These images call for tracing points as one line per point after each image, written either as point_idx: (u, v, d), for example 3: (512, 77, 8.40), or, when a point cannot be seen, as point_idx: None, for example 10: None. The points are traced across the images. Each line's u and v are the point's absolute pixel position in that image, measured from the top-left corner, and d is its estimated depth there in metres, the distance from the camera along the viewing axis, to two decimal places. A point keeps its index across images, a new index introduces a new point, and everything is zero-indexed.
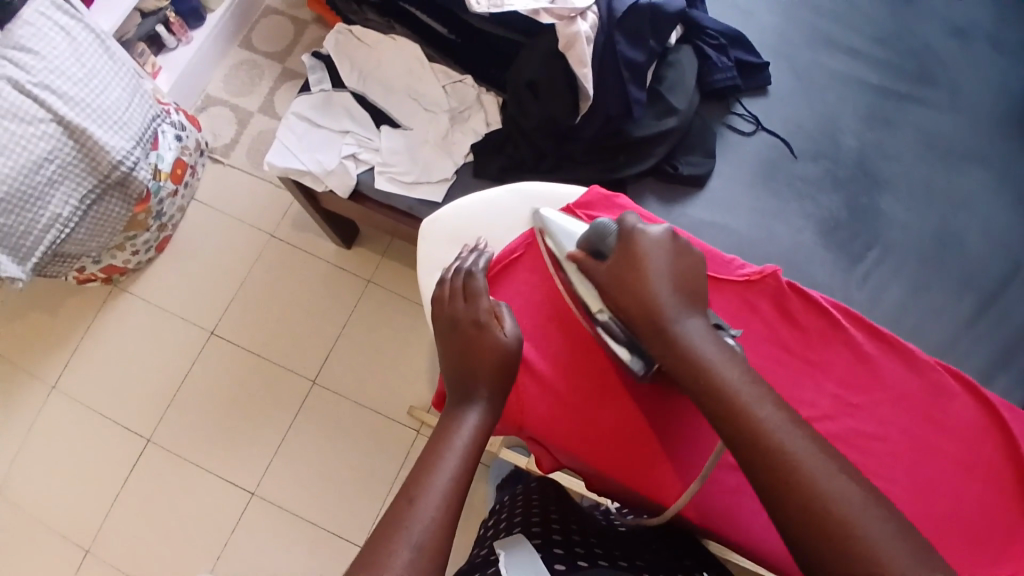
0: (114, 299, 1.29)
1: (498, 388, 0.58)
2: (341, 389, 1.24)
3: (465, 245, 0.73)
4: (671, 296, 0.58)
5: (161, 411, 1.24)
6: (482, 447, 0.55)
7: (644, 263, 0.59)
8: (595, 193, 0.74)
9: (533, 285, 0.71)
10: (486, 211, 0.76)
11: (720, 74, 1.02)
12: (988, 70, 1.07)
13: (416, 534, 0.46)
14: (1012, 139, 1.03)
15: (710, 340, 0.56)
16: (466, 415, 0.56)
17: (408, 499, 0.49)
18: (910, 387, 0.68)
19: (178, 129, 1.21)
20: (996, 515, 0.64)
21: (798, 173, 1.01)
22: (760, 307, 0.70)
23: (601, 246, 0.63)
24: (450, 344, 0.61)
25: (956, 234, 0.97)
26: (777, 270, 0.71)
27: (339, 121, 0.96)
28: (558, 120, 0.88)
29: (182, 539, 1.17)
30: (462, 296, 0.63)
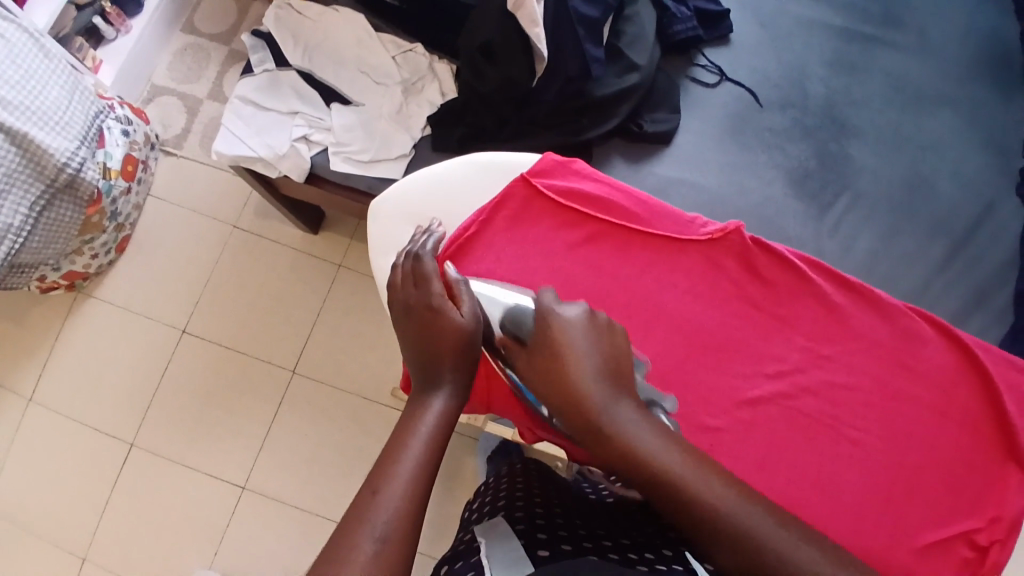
0: (80, 305, 1.26)
1: (461, 370, 0.56)
2: (322, 377, 1.22)
3: (418, 227, 0.71)
4: (600, 386, 0.51)
5: (141, 414, 1.21)
6: (448, 432, 0.53)
7: (565, 352, 0.52)
8: (550, 159, 0.72)
9: (495, 259, 0.69)
10: (442, 186, 0.73)
11: (681, 25, 0.99)
12: (950, 4, 1.04)
13: (378, 526, 0.45)
14: (977, 73, 1.00)
15: (649, 432, 0.49)
16: (430, 400, 0.54)
17: (371, 491, 0.48)
18: (880, 335, 0.67)
19: (125, 123, 1.16)
20: (971, 458, 0.64)
21: (765, 122, 0.99)
22: (726, 265, 0.68)
23: (520, 333, 0.57)
24: (407, 329, 0.59)
25: (926, 176, 0.96)
26: (741, 225, 0.69)
27: (287, 101, 0.92)
28: (517, 83, 0.83)
29: (175, 540, 1.17)
30: (413, 281, 0.61)
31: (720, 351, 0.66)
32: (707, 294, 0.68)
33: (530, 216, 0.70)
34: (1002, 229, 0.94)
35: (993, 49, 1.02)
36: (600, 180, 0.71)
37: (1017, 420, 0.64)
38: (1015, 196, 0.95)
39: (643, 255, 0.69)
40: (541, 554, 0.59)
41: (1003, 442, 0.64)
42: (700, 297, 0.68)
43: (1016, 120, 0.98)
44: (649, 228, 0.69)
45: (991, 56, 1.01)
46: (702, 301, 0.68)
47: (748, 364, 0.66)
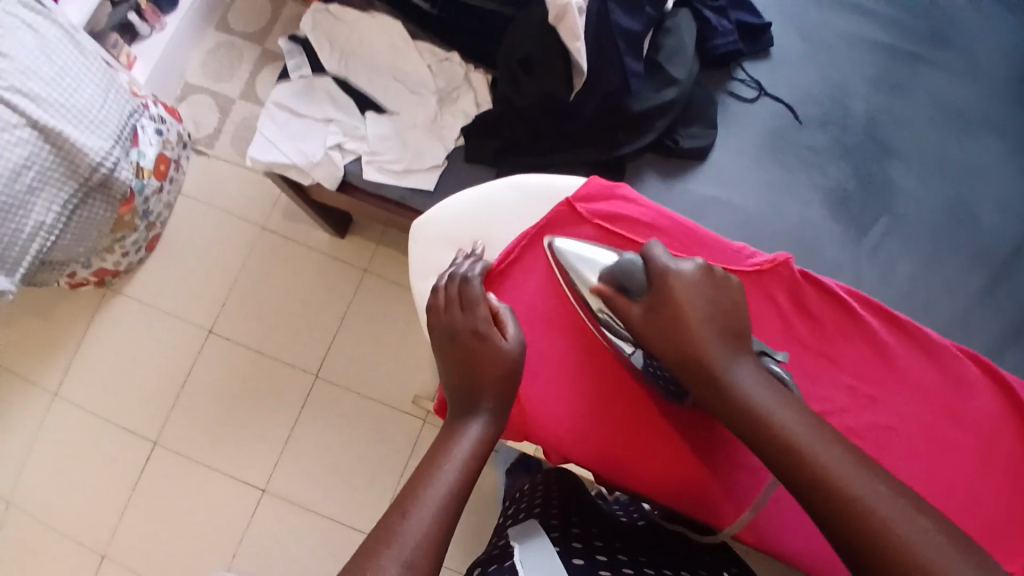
0: (108, 301, 1.26)
1: (501, 397, 0.55)
2: (345, 381, 1.22)
3: (460, 251, 0.70)
4: (719, 343, 0.55)
5: (165, 413, 1.22)
6: (483, 459, 0.52)
7: (684, 307, 0.56)
8: (595, 184, 0.70)
9: (533, 291, 0.68)
10: (482, 208, 0.72)
11: (722, 39, 0.97)
12: (1002, 22, 1.02)
13: (403, 550, 0.44)
14: (1021, 95, 0.99)
15: (769, 391, 0.53)
16: (468, 425, 0.53)
17: (401, 512, 0.47)
18: (929, 377, 0.65)
19: (158, 123, 1.16)
20: (1015, 506, 0.62)
21: (806, 141, 0.97)
22: (774, 299, 0.66)
23: (629, 283, 0.60)
24: (449, 352, 0.58)
25: (967, 202, 0.94)
26: (790, 257, 0.67)
27: (323, 108, 0.92)
28: (555, 96, 0.82)
29: (196, 539, 1.17)
30: (459, 304, 0.60)
31: None
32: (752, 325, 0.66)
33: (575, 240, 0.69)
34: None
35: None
36: (645, 206, 0.70)
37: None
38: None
39: None
40: (577, 563, 0.58)
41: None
42: None
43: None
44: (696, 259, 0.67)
45: None
46: None
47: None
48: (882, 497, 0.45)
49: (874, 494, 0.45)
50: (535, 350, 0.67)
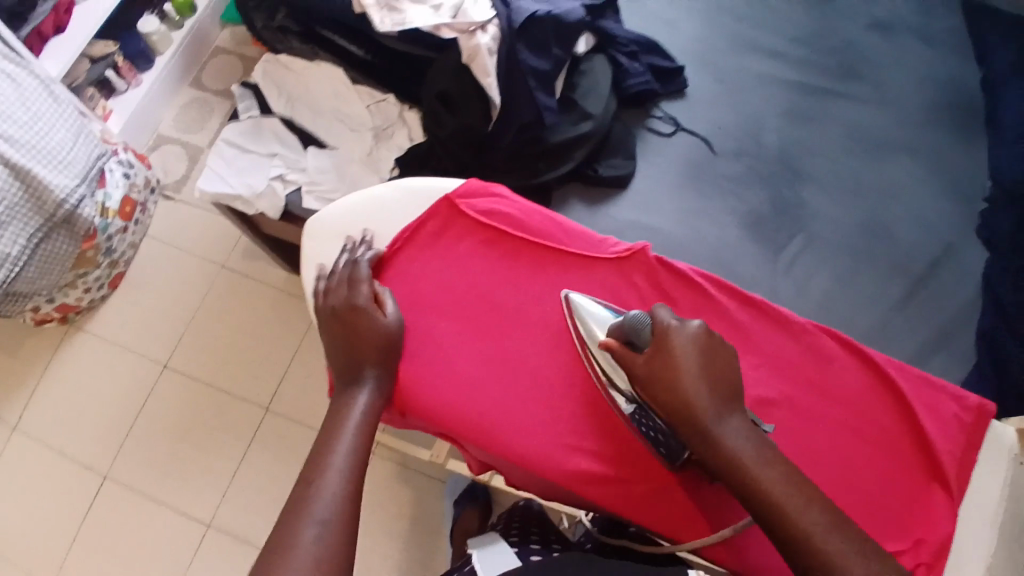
0: (70, 337, 1.31)
1: (382, 365, 0.63)
2: (294, 413, 1.24)
3: (349, 239, 0.71)
4: (706, 390, 0.57)
5: (117, 446, 1.24)
6: (374, 424, 0.60)
7: (683, 362, 0.57)
8: (472, 183, 0.73)
9: (418, 277, 0.69)
10: (366, 208, 0.73)
11: (635, 78, 1.07)
12: (914, 63, 1.15)
13: (321, 512, 0.52)
14: (941, 123, 1.11)
15: (750, 442, 0.56)
16: (355, 397, 0.61)
17: (309, 483, 0.54)
18: (788, 354, 0.68)
19: (126, 167, 1.25)
20: (892, 480, 0.64)
21: (721, 170, 1.08)
22: (636, 284, 0.69)
23: (637, 339, 0.60)
24: (336, 331, 0.63)
25: (884, 224, 1.05)
26: (649, 245, 0.69)
27: (267, 145, 1.00)
28: (473, 128, 0.90)
29: (141, 573, 1.17)
30: (346, 285, 0.66)
31: None
32: (617, 309, 0.68)
33: (446, 235, 0.71)
34: (963, 273, 1.02)
35: (957, 99, 1.12)
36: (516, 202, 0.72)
37: (933, 440, 0.64)
38: (976, 238, 1.04)
39: (555, 272, 0.69)
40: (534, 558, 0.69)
41: (923, 462, 0.64)
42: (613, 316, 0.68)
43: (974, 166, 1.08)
44: (565, 248, 0.69)
45: (949, 109, 1.12)
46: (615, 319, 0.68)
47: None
48: (832, 535, 0.51)
49: (823, 531, 0.52)
50: (416, 332, 0.67)
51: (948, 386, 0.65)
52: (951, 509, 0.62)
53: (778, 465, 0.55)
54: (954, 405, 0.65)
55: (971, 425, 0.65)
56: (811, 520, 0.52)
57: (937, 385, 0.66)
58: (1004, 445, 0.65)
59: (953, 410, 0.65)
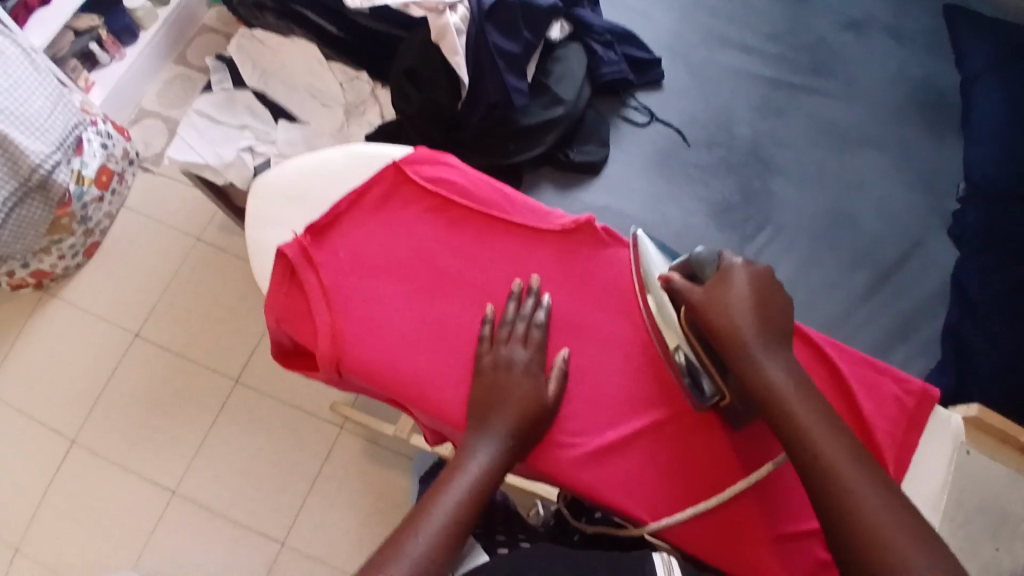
0: (44, 304, 1.31)
1: (524, 429, 0.54)
2: (262, 387, 1.26)
3: (514, 284, 0.59)
4: (762, 325, 0.53)
5: (86, 413, 1.24)
6: (492, 487, 0.52)
7: (741, 297, 0.53)
8: (421, 151, 0.65)
9: (360, 241, 0.60)
10: (314, 175, 0.64)
11: (609, 67, 1.07)
12: (880, 61, 1.19)
13: (407, 571, 0.46)
14: (911, 124, 1.14)
15: (794, 380, 0.52)
16: (476, 452, 0.52)
17: (411, 533, 0.48)
18: None
19: (104, 137, 1.26)
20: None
21: (690, 159, 1.09)
22: (581, 254, 0.62)
23: (699, 271, 0.56)
24: (289, 297, 0.59)
25: (850, 216, 1.07)
26: (594, 217, 0.63)
27: (239, 117, 1.00)
28: (441, 106, 0.91)
29: (107, 539, 1.18)
30: (502, 334, 0.57)
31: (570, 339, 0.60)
32: (565, 281, 0.61)
33: (388, 199, 0.62)
34: (929, 265, 1.04)
35: (929, 97, 1.16)
36: (465, 169, 0.64)
37: (874, 421, 0.61)
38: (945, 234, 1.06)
39: (498, 241, 0.62)
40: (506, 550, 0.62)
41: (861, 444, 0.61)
42: (559, 285, 0.61)
43: (942, 161, 1.11)
44: (510, 216, 0.62)
45: (920, 108, 1.15)
46: (560, 289, 0.61)
47: (597, 355, 0.60)
48: (857, 474, 0.47)
49: (863, 488, 0.46)
50: (353, 294, 0.58)
51: (888, 367, 0.63)
52: None
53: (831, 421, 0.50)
54: (894, 387, 0.63)
55: (913, 407, 0.62)
56: (842, 462, 0.47)
57: (874, 366, 0.63)
58: (949, 429, 0.63)
59: (894, 392, 0.62)
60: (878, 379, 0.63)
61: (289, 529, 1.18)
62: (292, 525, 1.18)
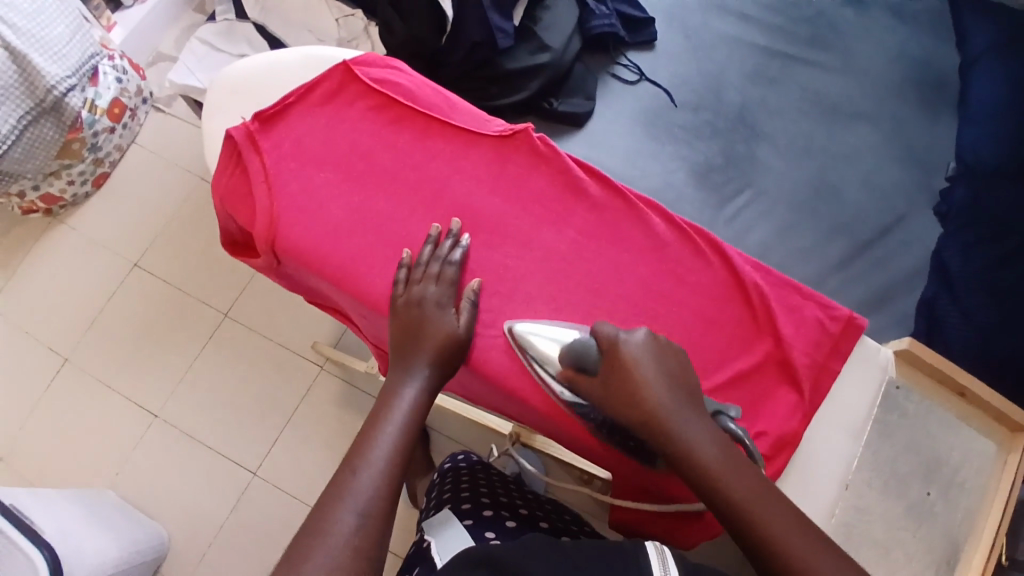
0: (52, 230, 1.37)
1: (442, 360, 0.56)
2: (250, 322, 1.28)
3: (431, 228, 0.60)
4: (671, 397, 0.50)
5: (81, 334, 1.30)
6: (422, 417, 0.55)
7: (636, 375, 0.51)
8: (373, 55, 0.67)
9: (302, 132, 0.63)
10: (268, 70, 0.68)
11: (599, 20, 1.09)
12: (883, 37, 1.14)
13: (357, 502, 0.48)
14: (908, 100, 1.10)
15: (721, 446, 0.48)
16: (404, 388, 0.55)
17: (351, 471, 0.50)
18: (652, 241, 0.63)
19: (119, 72, 1.31)
20: (742, 372, 0.60)
21: (676, 120, 1.10)
22: (514, 162, 0.64)
23: (590, 359, 0.53)
24: (233, 177, 0.63)
25: (834, 185, 1.06)
26: (532, 127, 0.65)
27: (237, 46, 1.06)
28: (424, 40, 0.96)
29: (89, 453, 1.23)
30: (409, 285, 0.59)
31: (494, 238, 0.62)
32: (496, 183, 0.63)
33: (335, 97, 0.65)
34: (910, 240, 1.02)
35: (926, 78, 1.11)
36: (414, 77, 0.67)
37: (793, 342, 0.61)
38: (930, 212, 1.04)
39: (435, 143, 0.64)
40: (489, 536, 0.63)
41: (779, 364, 0.61)
42: (489, 187, 0.63)
43: (934, 141, 1.07)
44: (448, 120, 0.65)
45: (921, 86, 1.11)
46: (489, 190, 0.63)
47: (516, 253, 0.62)
48: (796, 539, 0.43)
49: (802, 545, 0.42)
50: (291, 178, 0.62)
51: (813, 292, 0.63)
52: (795, 406, 0.59)
53: (754, 476, 0.47)
54: (818, 311, 0.62)
55: (835, 333, 0.62)
56: (785, 527, 0.43)
57: (800, 290, 0.63)
58: (876, 362, 0.63)
59: (817, 316, 0.62)
60: (800, 303, 0.63)
61: (263, 459, 1.20)
62: (267, 455, 1.20)
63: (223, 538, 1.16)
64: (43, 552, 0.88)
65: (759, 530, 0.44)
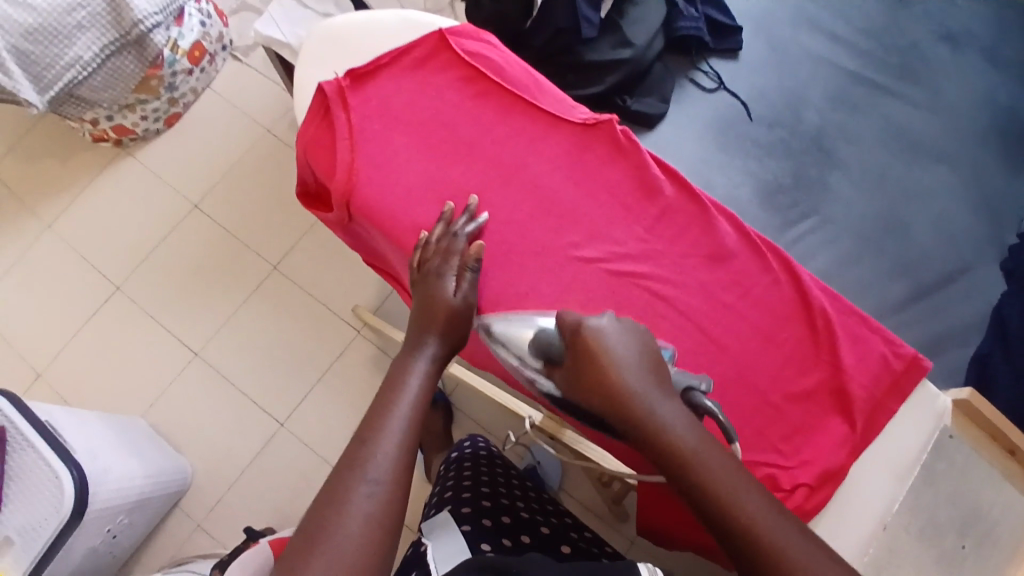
0: (119, 161, 1.41)
1: (451, 338, 0.56)
2: (295, 276, 1.30)
3: (446, 206, 0.60)
4: (642, 382, 0.48)
5: (134, 265, 1.33)
6: (434, 386, 0.55)
7: (604, 358, 0.48)
8: (468, 27, 0.67)
9: (390, 94, 0.64)
10: (364, 28, 0.68)
11: (686, 21, 1.07)
12: (978, 79, 1.10)
13: (373, 471, 0.47)
14: (994, 147, 1.06)
15: (689, 427, 0.46)
16: (416, 360, 0.55)
17: (363, 440, 0.49)
18: (722, 250, 0.62)
19: (203, 16, 1.34)
20: (797, 395, 0.59)
21: (749, 134, 1.08)
22: (593, 152, 0.64)
23: (553, 349, 0.52)
24: (318, 129, 0.64)
25: (903, 224, 1.03)
26: (617, 120, 0.64)
27: (324, 4, 1.07)
28: (508, 18, 0.95)
29: (127, 381, 1.27)
30: (431, 256, 0.59)
31: (564, 225, 0.61)
32: (573, 171, 0.63)
33: (427, 65, 0.65)
34: (974, 291, 0.99)
35: (1016, 128, 1.07)
36: (505, 54, 0.67)
37: (852, 373, 0.59)
38: (998, 265, 1.00)
39: (518, 122, 0.64)
40: (485, 548, 0.62)
41: (835, 392, 0.60)
42: (566, 174, 0.63)
43: (1016, 194, 1.03)
44: (534, 101, 0.64)
45: (1010, 134, 1.06)
46: (565, 177, 0.63)
47: (584, 243, 0.61)
48: (768, 517, 0.42)
49: (789, 539, 0.41)
50: (374, 138, 0.62)
51: (881, 326, 0.61)
52: (846, 438, 0.58)
53: (736, 464, 0.45)
54: (883, 346, 0.61)
55: (898, 371, 0.60)
56: (752, 503, 0.43)
57: (866, 321, 0.62)
58: (934, 408, 0.63)
59: (882, 350, 0.61)
60: (866, 334, 0.61)
61: (291, 413, 1.22)
62: (295, 410, 1.22)
63: (242, 483, 1.19)
64: (71, 471, 0.91)
65: (733, 510, 0.43)
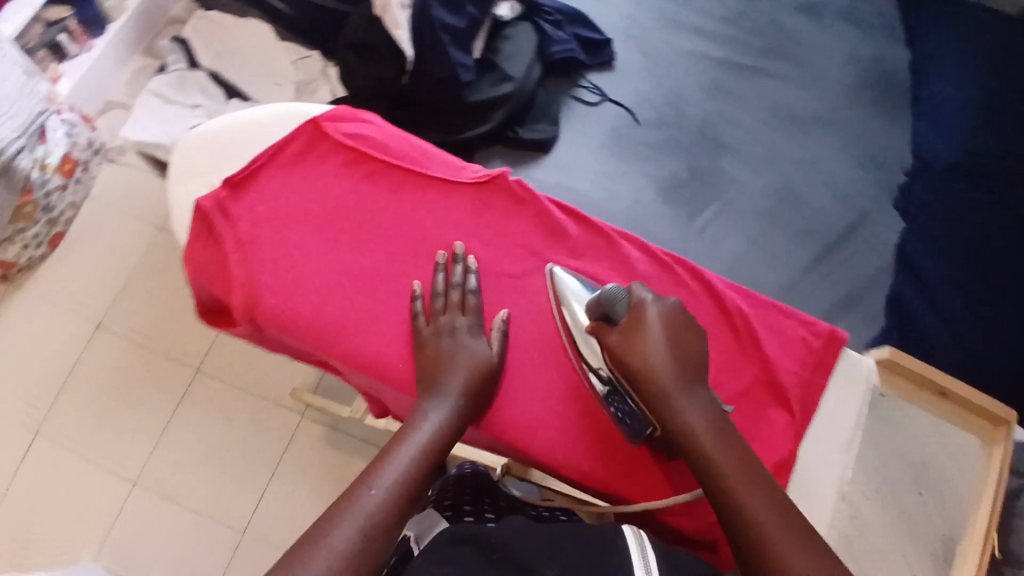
0: (7, 297, 1.32)
1: (475, 387, 0.55)
2: (223, 374, 1.25)
3: (439, 255, 0.61)
4: (680, 366, 0.53)
5: (47, 404, 1.24)
6: (448, 442, 0.53)
7: (651, 336, 0.53)
8: (341, 109, 0.67)
9: (275, 193, 0.62)
10: (236, 131, 0.67)
11: (557, 45, 1.11)
12: (835, 43, 1.17)
13: (360, 520, 0.47)
14: (864, 101, 1.12)
15: (710, 417, 0.52)
16: (430, 410, 0.54)
17: (366, 486, 0.49)
18: (634, 274, 0.63)
19: (69, 126, 1.27)
20: (734, 397, 0.60)
21: (640, 137, 1.11)
22: (492, 207, 0.64)
23: (612, 310, 0.56)
24: (207, 246, 0.61)
25: (800, 190, 1.07)
26: (507, 171, 0.65)
27: (191, 96, 1.05)
28: (385, 80, 0.98)
29: (65, 528, 1.18)
30: (450, 308, 0.59)
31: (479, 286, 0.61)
32: (476, 231, 0.63)
33: (309, 157, 0.64)
34: (877, 238, 1.04)
35: (879, 79, 1.14)
36: (385, 129, 0.67)
37: (778, 363, 0.61)
38: (891, 208, 1.06)
39: (410, 194, 0.64)
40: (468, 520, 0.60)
41: (769, 385, 0.61)
42: (469, 234, 0.63)
43: (892, 141, 1.09)
44: (423, 170, 0.64)
45: (874, 87, 1.13)
46: (469, 237, 0.63)
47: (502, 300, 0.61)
48: (768, 509, 0.47)
49: (779, 529, 0.46)
50: (268, 242, 0.60)
51: (795, 311, 0.64)
52: (788, 427, 0.60)
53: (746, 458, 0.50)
54: (801, 329, 0.63)
55: (821, 349, 0.62)
56: (753, 494, 0.48)
57: (782, 310, 0.64)
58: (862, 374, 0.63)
59: (801, 333, 0.63)
60: (785, 323, 0.63)
61: (250, 516, 1.16)
62: (253, 512, 1.17)
63: None
64: None
65: (737, 497, 0.48)
